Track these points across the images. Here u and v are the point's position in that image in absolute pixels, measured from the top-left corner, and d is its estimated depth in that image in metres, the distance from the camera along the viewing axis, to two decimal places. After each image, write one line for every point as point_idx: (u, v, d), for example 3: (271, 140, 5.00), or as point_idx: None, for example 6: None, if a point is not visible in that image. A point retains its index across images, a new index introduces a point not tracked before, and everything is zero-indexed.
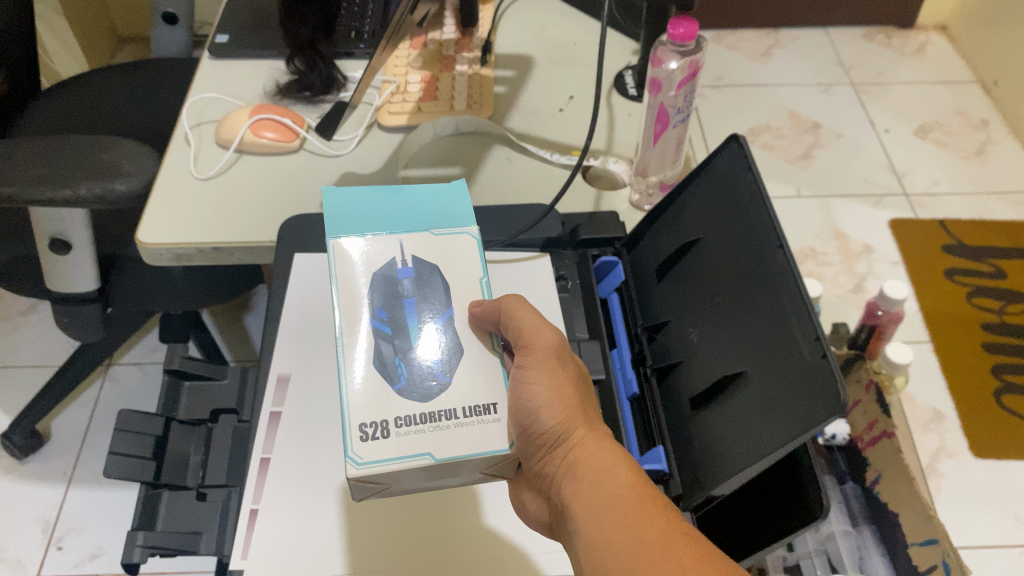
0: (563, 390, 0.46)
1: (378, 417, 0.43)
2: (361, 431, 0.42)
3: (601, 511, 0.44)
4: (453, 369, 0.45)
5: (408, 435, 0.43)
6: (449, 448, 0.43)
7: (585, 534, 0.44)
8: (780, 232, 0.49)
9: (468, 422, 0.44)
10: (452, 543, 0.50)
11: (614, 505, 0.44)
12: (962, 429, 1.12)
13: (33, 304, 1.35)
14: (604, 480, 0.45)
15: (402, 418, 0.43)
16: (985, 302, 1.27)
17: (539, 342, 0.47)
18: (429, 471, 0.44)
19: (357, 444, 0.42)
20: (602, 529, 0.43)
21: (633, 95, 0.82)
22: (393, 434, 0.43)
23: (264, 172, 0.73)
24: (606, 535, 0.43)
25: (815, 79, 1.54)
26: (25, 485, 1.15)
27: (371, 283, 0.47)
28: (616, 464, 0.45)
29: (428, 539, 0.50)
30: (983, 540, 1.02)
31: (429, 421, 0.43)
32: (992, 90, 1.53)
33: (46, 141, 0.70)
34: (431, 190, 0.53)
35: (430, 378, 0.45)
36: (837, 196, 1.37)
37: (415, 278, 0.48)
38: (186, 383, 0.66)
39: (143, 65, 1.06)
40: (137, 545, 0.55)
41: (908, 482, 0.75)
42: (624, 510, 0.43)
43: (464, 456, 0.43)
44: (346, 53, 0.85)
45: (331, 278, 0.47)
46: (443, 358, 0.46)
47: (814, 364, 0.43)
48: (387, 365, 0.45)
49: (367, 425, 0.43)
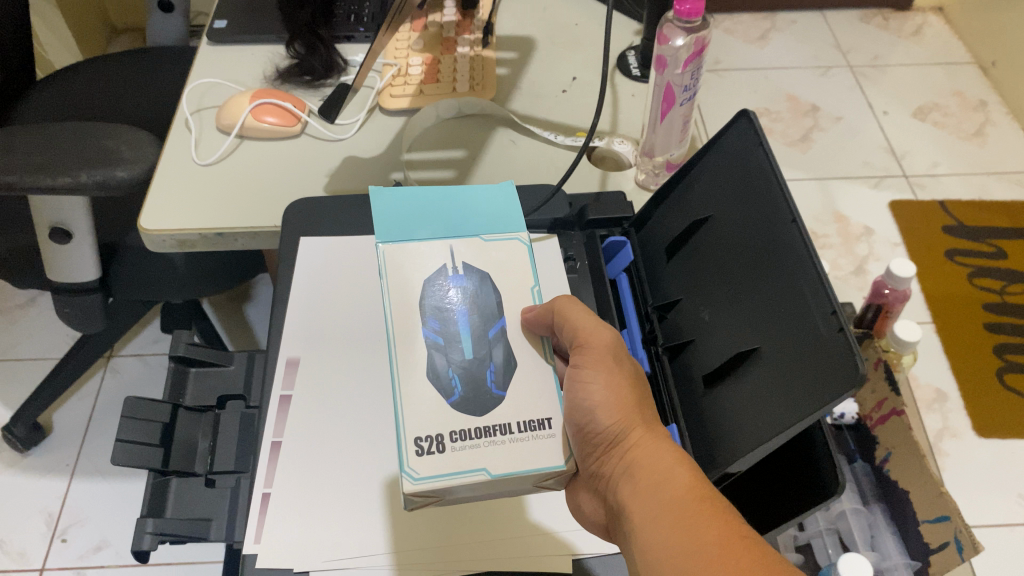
0: (620, 391, 0.47)
1: (433, 431, 0.43)
2: (417, 445, 0.42)
3: (659, 513, 0.44)
4: (508, 383, 0.45)
5: (465, 449, 0.43)
6: (506, 463, 0.43)
7: (641, 535, 0.44)
8: (793, 206, 0.48)
9: (523, 437, 0.44)
10: (487, 532, 0.50)
11: (670, 507, 0.44)
12: (965, 409, 1.12)
13: (32, 296, 1.34)
14: (660, 482, 0.44)
15: (458, 431, 0.43)
16: (987, 283, 1.27)
17: (595, 343, 0.48)
18: (482, 486, 0.43)
19: (413, 459, 0.42)
20: (658, 530, 0.43)
21: (638, 76, 0.81)
22: (448, 449, 0.43)
23: (265, 156, 0.72)
24: (662, 538, 0.43)
25: (813, 62, 1.53)
26: (27, 478, 1.14)
27: (423, 293, 0.47)
28: (674, 464, 0.45)
29: (470, 531, 0.50)
30: (987, 519, 1.02)
31: (484, 436, 0.43)
32: (990, 70, 1.52)
33: (46, 128, 0.70)
34: (480, 195, 0.53)
35: (486, 391, 0.45)
36: (837, 178, 1.37)
37: (465, 286, 0.48)
38: (192, 369, 0.64)
39: (139, 52, 1.05)
40: (147, 533, 0.54)
41: (918, 461, 0.75)
42: (680, 513, 0.43)
43: (520, 471, 0.43)
44: (345, 37, 0.84)
45: (384, 285, 0.47)
46: (496, 369, 0.46)
47: (830, 338, 0.43)
48: (441, 376, 0.45)
49: (423, 439, 0.43)
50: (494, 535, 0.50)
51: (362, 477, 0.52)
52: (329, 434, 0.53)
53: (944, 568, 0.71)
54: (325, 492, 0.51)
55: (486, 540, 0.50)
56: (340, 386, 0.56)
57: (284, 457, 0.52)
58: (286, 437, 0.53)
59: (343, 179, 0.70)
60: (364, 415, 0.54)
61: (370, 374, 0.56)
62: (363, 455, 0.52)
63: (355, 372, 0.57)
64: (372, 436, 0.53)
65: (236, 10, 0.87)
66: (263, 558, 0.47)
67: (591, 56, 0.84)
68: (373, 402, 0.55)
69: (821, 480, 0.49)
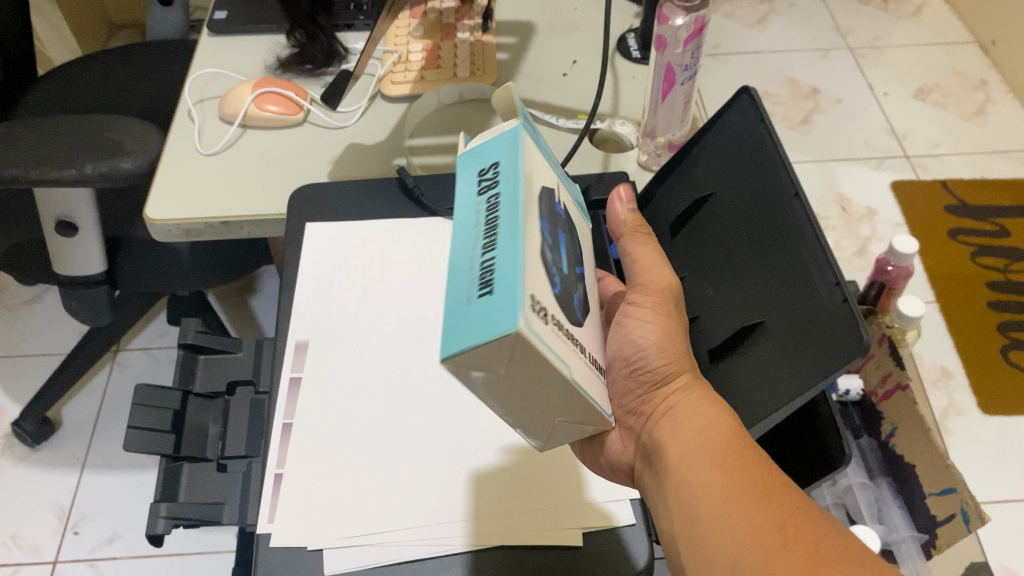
0: (669, 332, 0.47)
1: (541, 295, 0.34)
2: (533, 298, 0.33)
3: (699, 454, 0.43)
4: (584, 318, 0.40)
5: (557, 336, 0.35)
6: (580, 381, 0.37)
7: (678, 473, 0.43)
8: (795, 180, 0.49)
9: (590, 370, 0.39)
10: (550, 480, 0.52)
11: (713, 447, 0.43)
12: (970, 386, 1.13)
13: (38, 293, 1.35)
14: (701, 429, 0.44)
15: (553, 314, 0.35)
16: (990, 261, 1.27)
17: (655, 281, 0.49)
18: (544, 381, 0.35)
19: (531, 306, 0.32)
20: (697, 471, 0.43)
21: (637, 58, 0.81)
22: (549, 324, 0.34)
23: (268, 145, 0.73)
24: (701, 478, 0.42)
25: (812, 44, 1.53)
26: (38, 473, 1.15)
27: (542, 184, 0.39)
28: (719, 412, 0.44)
29: (513, 491, 0.51)
30: (995, 495, 1.03)
31: (568, 341, 0.37)
32: (990, 50, 1.51)
33: (51, 121, 0.70)
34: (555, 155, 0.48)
35: (571, 311, 0.38)
36: (838, 160, 1.37)
37: (564, 214, 0.41)
38: (201, 356, 0.65)
39: (140, 46, 1.05)
40: (161, 517, 0.55)
41: (925, 434, 0.75)
42: (723, 455, 0.42)
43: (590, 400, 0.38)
44: (346, 26, 0.84)
45: (499, 171, 0.36)
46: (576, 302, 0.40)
47: (835, 308, 0.43)
48: (549, 268, 0.36)
49: (536, 295, 0.33)
50: (544, 500, 0.51)
51: (372, 452, 0.52)
52: (341, 415, 0.54)
53: (953, 539, 0.73)
54: (338, 464, 0.52)
55: (546, 490, 0.51)
56: (351, 369, 0.57)
57: (296, 436, 0.53)
58: (297, 418, 0.54)
59: (347, 166, 0.71)
60: (379, 396, 0.55)
61: (382, 358, 0.57)
62: (374, 437, 0.53)
63: (367, 355, 0.58)
64: (384, 418, 0.54)
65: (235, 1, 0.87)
66: (277, 538, 0.48)
67: (590, 41, 0.84)
68: (387, 382, 0.56)
69: (827, 451, 0.49)
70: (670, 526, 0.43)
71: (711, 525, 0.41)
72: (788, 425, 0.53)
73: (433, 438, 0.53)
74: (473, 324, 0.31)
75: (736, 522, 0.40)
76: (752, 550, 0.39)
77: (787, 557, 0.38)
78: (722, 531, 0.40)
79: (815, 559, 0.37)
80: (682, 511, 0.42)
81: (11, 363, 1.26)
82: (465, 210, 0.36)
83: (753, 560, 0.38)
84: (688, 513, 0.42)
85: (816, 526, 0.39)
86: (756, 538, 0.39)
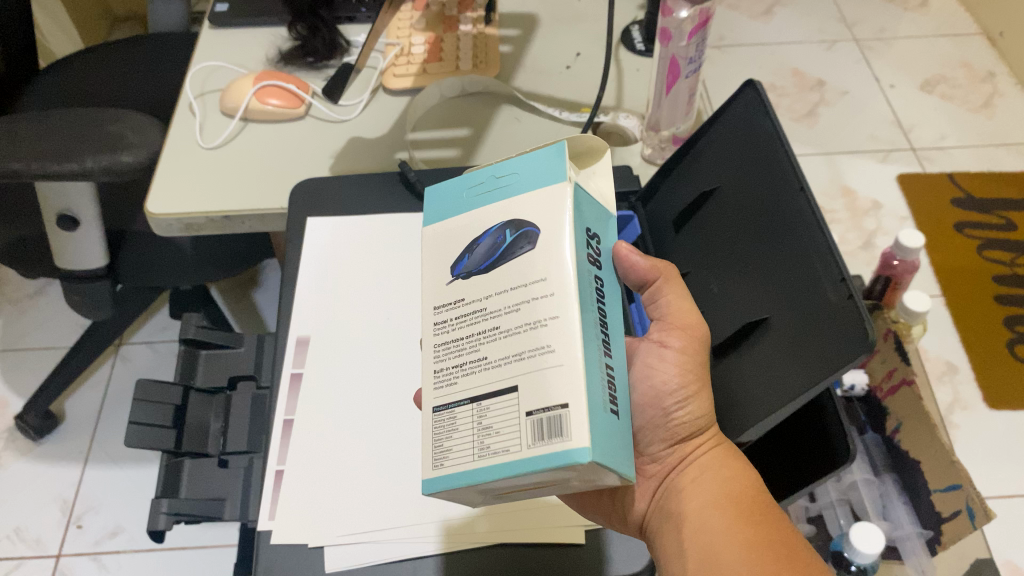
0: (698, 384, 0.47)
1: None
2: None
3: (724, 504, 0.45)
4: None
5: None
6: None
7: (699, 521, 0.44)
8: (801, 175, 0.48)
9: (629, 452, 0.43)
10: None
11: (738, 500, 0.45)
12: (976, 381, 1.12)
13: (41, 286, 1.34)
14: (727, 479, 0.45)
15: None
16: (997, 255, 1.26)
17: (698, 332, 0.47)
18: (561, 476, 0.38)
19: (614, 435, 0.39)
20: (717, 520, 0.44)
21: (641, 50, 0.80)
22: None
23: (270, 139, 0.72)
24: (722, 526, 0.43)
25: (818, 36, 1.51)
26: (41, 466, 1.15)
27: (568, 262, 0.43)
28: (743, 469, 0.46)
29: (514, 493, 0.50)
30: (1001, 490, 1.02)
31: None
32: (998, 41, 1.50)
33: (52, 114, 0.70)
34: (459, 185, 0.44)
35: None
36: (843, 152, 1.36)
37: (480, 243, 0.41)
38: (202, 352, 0.65)
39: (141, 40, 1.04)
40: (162, 512, 0.55)
41: (931, 430, 0.75)
42: (748, 508, 0.44)
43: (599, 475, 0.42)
44: (347, 18, 0.84)
45: (603, 270, 0.42)
46: None
47: (839, 305, 0.42)
48: None
49: None
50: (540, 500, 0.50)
51: (367, 445, 0.52)
52: (339, 415, 0.54)
53: (956, 535, 0.72)
54: (338, 459, 0.52)
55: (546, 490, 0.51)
56: (353, 365, 0.56)
57: (296, 432, 0.53)
58: (298, 415, 0.54)
59: (348, 160, 0.70)
60: (378, 392, 0.55)
61: (384, 357, 0.57)
62: (374, 437, 0.53)
63: (371, 350, 0.57)
64: (382, 415, 0.54)
65: None
66: (277, 534, 0.48)
67: (594, 32, 0.83)
68: (390, 377, 0.56)
69: (832, 450, 0.49)
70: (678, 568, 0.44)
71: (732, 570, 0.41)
72: (792, 421, 0.53)
73: None
74: (605, 439, 0.36)
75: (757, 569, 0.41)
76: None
77: None
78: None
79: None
80: (698, 552, 0.43)
81: (14, 356, 1.26)
82: (588, 278, 0.39)
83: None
84: (707, 557, 0.43)
85: None
86: None
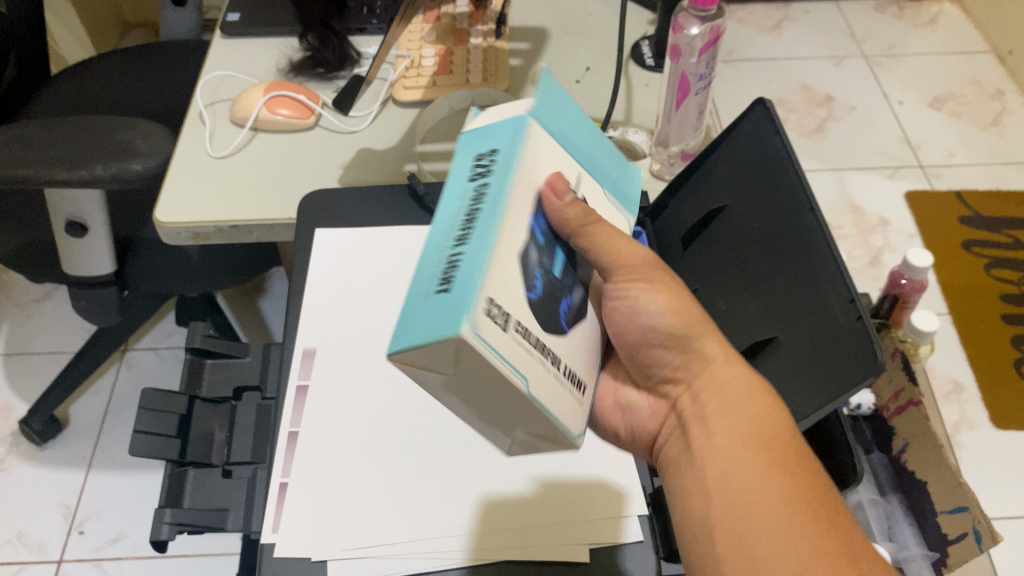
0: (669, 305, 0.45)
1: (507, 309, 0.34)
2: (490, 310, 0.33)
3: (751, 446, 0.42)
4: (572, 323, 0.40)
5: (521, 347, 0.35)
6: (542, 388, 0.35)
7: (722, 463, 0.42)
8: (810, 193, 0.48)
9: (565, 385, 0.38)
10: (557, 500, 0.51)
11: (767, 446, 0.41)
12: (982, 400, 1.11)
13: (48, 291, 1.35)
14: (755, 419, 0.42)
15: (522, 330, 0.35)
16: (1005, 274, 1.25)
17: (632, 262, 0.43)
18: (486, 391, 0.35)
19: (483, 315, 0.33)
20: (745, 464, 0.41)
21: (651, 65, 0.81)
22: (510, 332, 0.34)
23: (279, 149, 0.72)
24: (749, 472, 0.41)
25: (827, 51, 1.52)
26: (45, 471, 1.15)
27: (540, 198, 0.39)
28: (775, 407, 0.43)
29: (522, 510, 0.50)
30: (1009, 511, 1.02)
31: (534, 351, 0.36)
32: (1007, 59, 1.50)
33: (63, 121, 0.70)
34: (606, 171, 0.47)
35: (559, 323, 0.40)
36: (851, 169, 1.36)
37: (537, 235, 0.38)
38: (209, 361, 0.65)
39: (152, 47, 1.05)
40: (165, 522, 0.54)
41: (937, 450, 0.74)
42: (780, 455, 0.41)
43: (544, 407, 0.35)
44: (358, 29, 0.84)
45: (491, 168, 0.37)
46: (570, 306, 0.41)
47: (848, 325, 0.42)
48: (528, 272, 0.37)
49: (495, 306, 0.33)
50: (546, 517, 0.50)
51: (378, 449, 0.53)
52: (345, 427, 0.54)
53: (963, 558, 0.72)
54: (342, 472, 0.51)
55: (552, 506, 0.50)
56: (355, 377, 0.56)
57: (303, 445, 0.53)
58: (303, 427, 0.54)
59: (357, 171, 0.70)
60: (383, 405, 0.55)
61: (391, 372, 0.57)
62: (376, 445, 0.53)
63: (378, 362, 0.57)
64: (392, 428, 0.54)
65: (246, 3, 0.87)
66: (281, 547, 0.48)
67: (604, 46, 0.83)
68: (396, 390, 0.56)
69: (838, 470, 0.49)
70: (693, 509, 0.42)
71: (758, 524, 0.39)
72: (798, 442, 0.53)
73: (433, 448, 0.53)
74: (420, 322, 0.33)
75: (789, 528, 0.38)
76: (794, 535, 0.38)
77: None
78: (770, 534, 0.38)
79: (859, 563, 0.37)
80: (721, 495, 0.41)
81: (20, 361, 1.26)
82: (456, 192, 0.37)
83: (799, 549, 0.38)
84: (729, 506, 0.40)
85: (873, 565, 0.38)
86: (813, 552, 0.37)
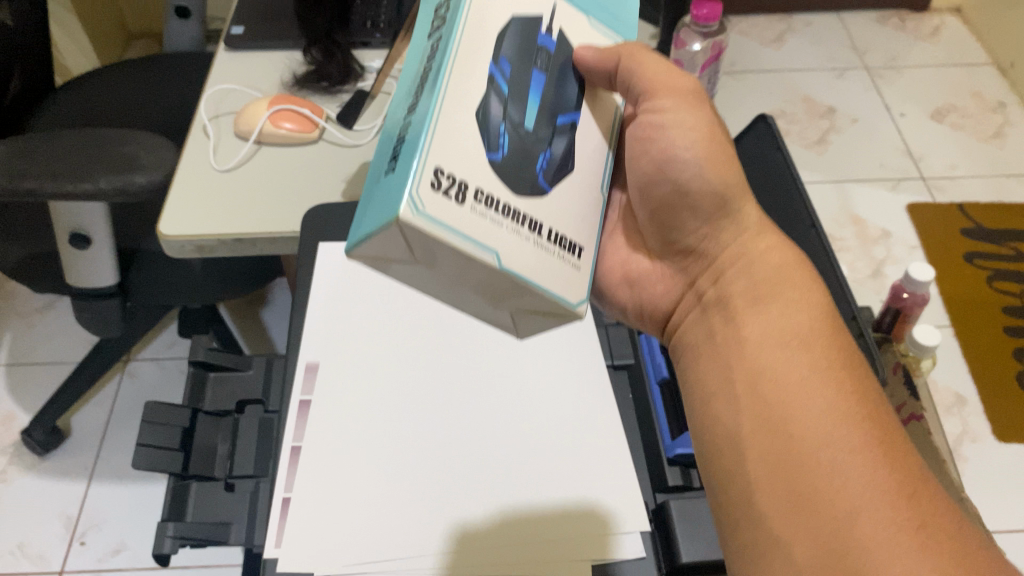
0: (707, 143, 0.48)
1: (460, 176, 0.36)
2: (436, 179, 0.35)
3: (795, 342, 0.43)
4: (555, 181, 0.40)
5: (484, 217, 0.36)
6: (515, 258, 0.37)
7: (762, 359, 0.43)
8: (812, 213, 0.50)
9: (546, 246, 0.38)
10: (549, 517, 0.50)
11: (809, 343, 0.42)
12: (984, 414, 1.11)
13: (51, 301, 1.35)
14: (796, 319, 0.44)
15: (485, 196, 0.37)
16: (1008, 286, 1.24)
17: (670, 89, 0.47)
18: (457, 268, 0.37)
19: (426, 189, 0.35)
20: (787, 361, 0.42)
21: None
22: (466, 203, 0.36)
23: (282, 163, 0.72)
24: (791, 368, 0.42)
25: (828, 64, 1.53)
26: (47, 481, 1.15)
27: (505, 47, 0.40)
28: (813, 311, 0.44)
29: (514, 530, 0.49)
30: (1013, 525, 1.01)
31: (508, 218, 0.37)
32: (1008, 71, 1.51)
33: (67, 133, 0.70)
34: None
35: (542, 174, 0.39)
36: (853, 180, 1.36)
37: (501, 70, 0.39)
38: (211, 374, 0.66)
39: (156, 59, 1.06)
40: (168, 536, 0.54)
41: (938, 465, 0.74)
42: (822, 352, 0.42)
43: (522, 274, 0.37)
44: (362, 43, 0.85)
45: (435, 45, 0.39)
46: (550, 159, 0.40)
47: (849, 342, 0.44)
48: (490, 127, 0.38)
49: (443, 175, 0.35)
50: (538, 536, 0.49)
51: (381, 457, 0.53)
52: (348, 440, 0.54)
53: None
54: (345, 485, 0.52)
55: (543, 523, 0.50)
56: (359, 391, 0.57)
57: (306, 459, 0.53)
58: (305, 441, 0.54)
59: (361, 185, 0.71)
60: (386, 418, 0.55)
61: (395, 387, 0.57)
62: (379, 458, 0.53)
63: (382, 374, 0.58)
64: (395, 442, 0.54)
65: (251, 16, 0.88)
66: (284, 561, 0.48)
67: None
68: (399, 404, 0.56)
69: None
70: (739, 422, 0.42)
71: (795, 417, 0.40)
72: None
73: (434, 461, 0.53)
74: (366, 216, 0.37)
75: (829, 421, 0.39)
76: (844, 438, 0.38)
77: (877, 470, 0.37)
78: (810, 424, 0.39)
79: (920, 492, 0.37)
80: (761, 390, 0.42)
81: (23, 371, 1.27)
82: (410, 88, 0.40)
83: (842, 439, 0.38)
84: (769, 398, 0.41)
85: (911, 459, 0.38)
86: (848, 440, 0.38)
